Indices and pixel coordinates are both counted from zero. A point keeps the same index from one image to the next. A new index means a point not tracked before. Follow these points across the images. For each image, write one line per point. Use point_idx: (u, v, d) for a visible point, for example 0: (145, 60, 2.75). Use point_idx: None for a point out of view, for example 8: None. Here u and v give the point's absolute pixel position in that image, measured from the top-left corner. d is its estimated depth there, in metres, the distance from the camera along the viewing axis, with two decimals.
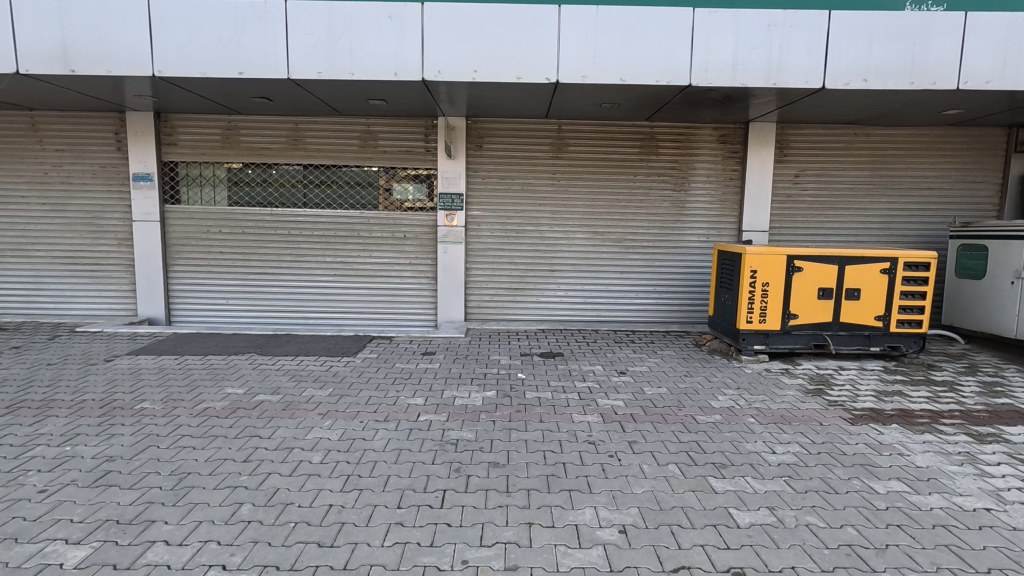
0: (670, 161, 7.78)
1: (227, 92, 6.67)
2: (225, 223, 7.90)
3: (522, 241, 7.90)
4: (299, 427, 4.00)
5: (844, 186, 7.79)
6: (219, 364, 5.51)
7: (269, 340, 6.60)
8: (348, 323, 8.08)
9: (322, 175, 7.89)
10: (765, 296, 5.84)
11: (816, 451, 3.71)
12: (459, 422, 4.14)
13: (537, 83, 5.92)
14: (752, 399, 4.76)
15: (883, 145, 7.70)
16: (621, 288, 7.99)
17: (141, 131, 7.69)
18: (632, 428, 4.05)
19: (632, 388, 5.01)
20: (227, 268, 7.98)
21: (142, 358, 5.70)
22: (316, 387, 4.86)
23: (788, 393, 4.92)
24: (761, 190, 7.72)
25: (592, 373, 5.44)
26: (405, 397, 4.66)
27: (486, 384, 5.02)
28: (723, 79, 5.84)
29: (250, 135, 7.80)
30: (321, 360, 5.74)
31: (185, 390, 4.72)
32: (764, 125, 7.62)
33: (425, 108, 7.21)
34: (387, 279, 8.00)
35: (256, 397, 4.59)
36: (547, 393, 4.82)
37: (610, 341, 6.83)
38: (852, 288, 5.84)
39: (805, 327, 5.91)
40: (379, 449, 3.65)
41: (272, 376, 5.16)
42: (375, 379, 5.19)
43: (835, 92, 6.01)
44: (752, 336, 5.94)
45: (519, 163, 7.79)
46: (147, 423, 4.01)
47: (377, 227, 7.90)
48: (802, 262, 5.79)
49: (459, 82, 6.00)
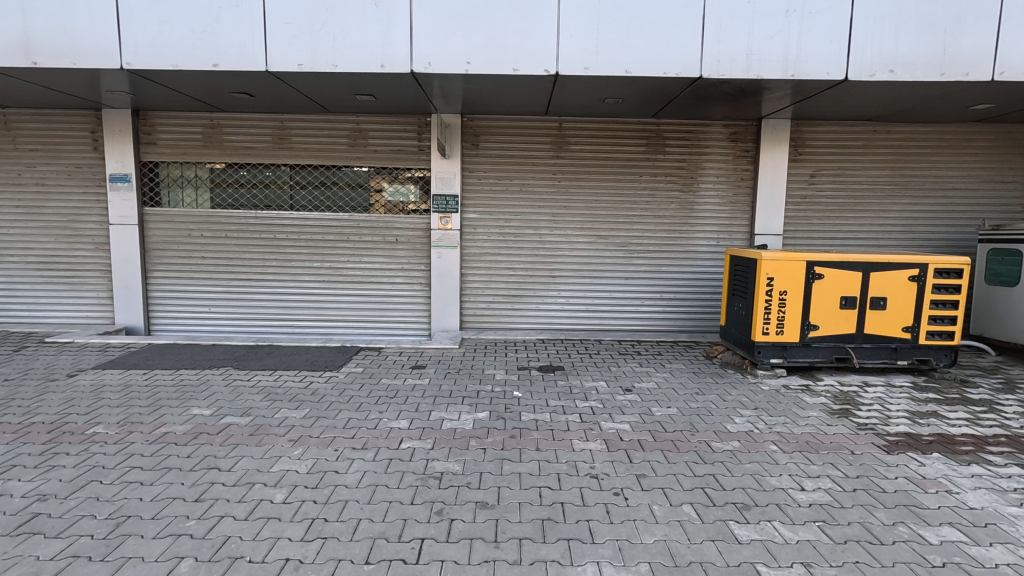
0: (678, 160, 7.33)
1: (206, 87, 6.26)
2: (207, 227, 7.49)
3: (521, 246, 7.46)
4: (265, 456, 3.56)
5: (863, 186, 7.32)
6: (189, 380, 5.07)
7: (248, 353, 6.16)
8: (337, 332, 7.65)
9: (310, 176, 7.48)
10: (783, 306, 5.38)
11: (851, 488, 3.24)
12: (445, 450, 3.69)
13: (535, 75, 5.47)
14: (772, 421, 4.30)
15: (904, 143, 7.24)
16: (626, 295, 7.53)
17: (118, 130, 7.28)
18: (640, 458, 3.59)
19: (639, 408, 4.54)
20: (209, 274, 7.55)
21: (108, 373, 5.26)
22: (290, 408, 4.41)
23: (812, 414, 4.46)
24: (775, 191, 7.25)
25: (595, 391, 4.98)
26: (388, 421, 4.20)
27: (478, 404, 4.56)
28: (737, 71, 5.39)
29: (234, 134, 7.39)
30: (301, 375, 5.30)
31: (146, 412, 4.29)
32: (777, 122, 7.16)
33: (417, 104, 6.77)
34: (378, 285, 7.57)
35: (221, 420, 4.14)
36: (545, 415, 4.36)
37: (614, 353, 6.37)
38: (877, 296, 5.38)
39: (826, 339, 5.45)
40: (351, 486, 3.21)
41: (244, 395, 4.70)
42: (356, 397, 4.74)
43: (858, 84, 5.55)
44: (768, 349, 5.48)
45: (518, 162, 7.35)
46: (94, 453, 3.56)
47: (368, 231, 7.47)
48: (823, 268, 5.33)
49: (452, 76, 5.56)
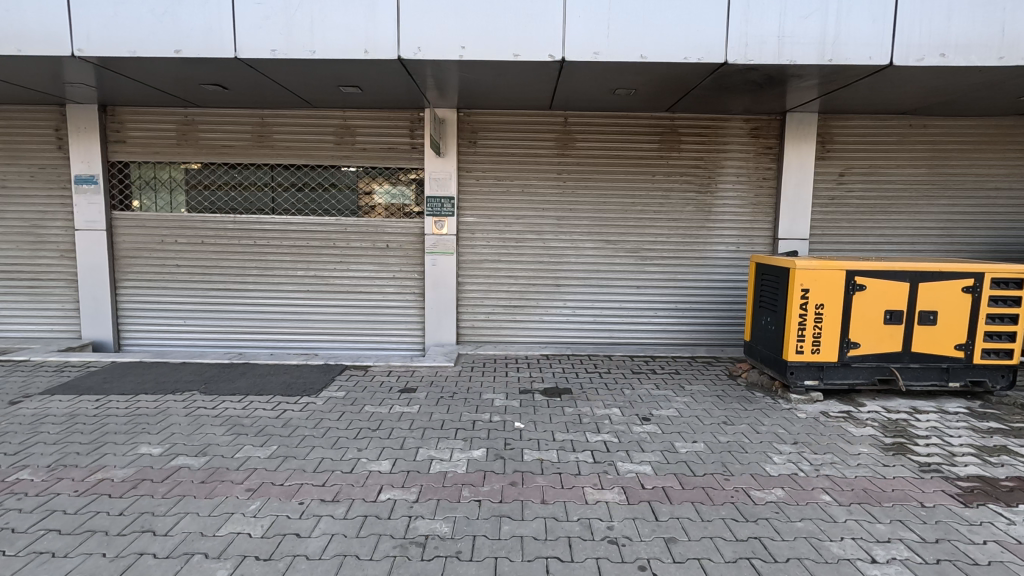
0: (694, 157, 6.71)
1: (173, 78, 5.65)
2: (181, 232, 6.89)
3: (523, 252, 6.85)
4: (213, 514, 2.93)
5: (897, 186, 6.70)
6: (145, 409, 4.45)
7: (219, 373, 5.53)
8: (323, 346, 7.04)
9: (293, 177, 6.88)
10: (820, 321, 4.75)
11: (934, 559, 2.60)
12: (432, 503, 3.07)
13: (539, 61, 4.84)
14: (818, 460, 3.67)
15: (942, 138, 6.62)
16: (637, 306, 6.90)
17: (84, 127, 6.69)
18: (667, 515, 2.96)
19: (660, 444, 3.91)
20: (184, 284, 6.95)
21: (55, 400, 4.63)
22: (255, 446, 3.78)
23: (863, 451, 3.82)
24: (801, 191, 6.64)
25: (608, 420, 4.35)
26: (366, 463, 3.57)
27: (473, 439, 3.93)
28: (767, 56, 4.76)
29: (210, 131, 6.79)
30: (273, 402, 4.67)
31: (84, 452, 3.65)
32: (803, 116, 6.55)
33: (409, 97, 6.17)
34: (368, 295, 6.96)
35: (171, 462, 3.51)
36: (551, 453, 3.73)
37: (627, 373, 5.74)
38: (926, 311, 4.75)
39: (867, 359, 4.82)
40: (313, 557, 2.58)
41: (203, 429, 4.06)
42: (334, 430, 4.11)
43: (902, 72, 4.93)
44: (803, 370, 4.85)
45: (520, 161, 6.73)
46: (6, 510, 2.93)
47: (356, 237, 6.87)
48: (864, 279, 4.71)
49: (445, 63, 4.95)
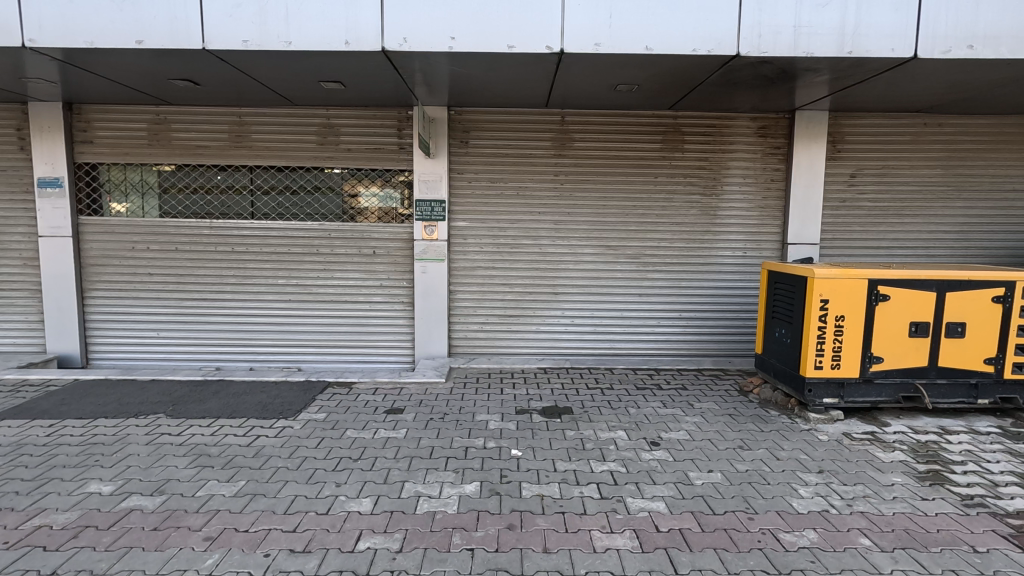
0: (698, 157, 6.35)
1: (139, 73, 5.24)
2: (153, 238, 6.45)
3: (518, 259, 6.46)
4: (162, 571, 2.51)
5: (911, 188, 6.37)
6: (102, 436, 4.02)
7: (190, 393, 5.08)
8: (306, 360, 6.62)
9: (274, 179, 6.46)
10: (840, 334, 4.40)
11: None
12: (418, 555, 2.66)
13: (536, 54, 4.47)
14: (850, 493, 3.30)
15: (958, 138, 6.31)
16: (639, 315, 6.53)
17: (47, 126, 6.24)
18: (689, 566, 2.57)
19: (673, 475, 3.53)
20: (157, 294, 6.51)
21: (4, 426, 4.19)
22: (219, 482, 3.36)
23: (897, 480, 3.46)
24: (811, 194, 6.30)
25: (614, 445, 3.97)
26: (345, 501, 3.16)
27: (465, 472, 3.53)
28: (782, 48, 4.41)
29: (183, 131, 6.36)
30: (246, 426, 4.25)
31: (24, 491, 3.22)
32: (813, 114, 6.21)
33: (396, 93, 5.77)
34: (354, 305, 6.55)
35: (122, 504, 3.09)
36: (552, 488, 3.33)
37: (631, 388, 5.36)
38: (954, 322, 4.41)
39: (891, 375, 4.47)
40: None
41: (164, 461, 3.64)
42: (311, 461, 3.69)
43: (925, 65, 4.59)
44: (822, 387, 4.49)
45: (515, 162, 6.35)
46: None
47: (341, 243, 6.46)
48: (887, 288, 4.36)
49: (433, 55, 4.56)
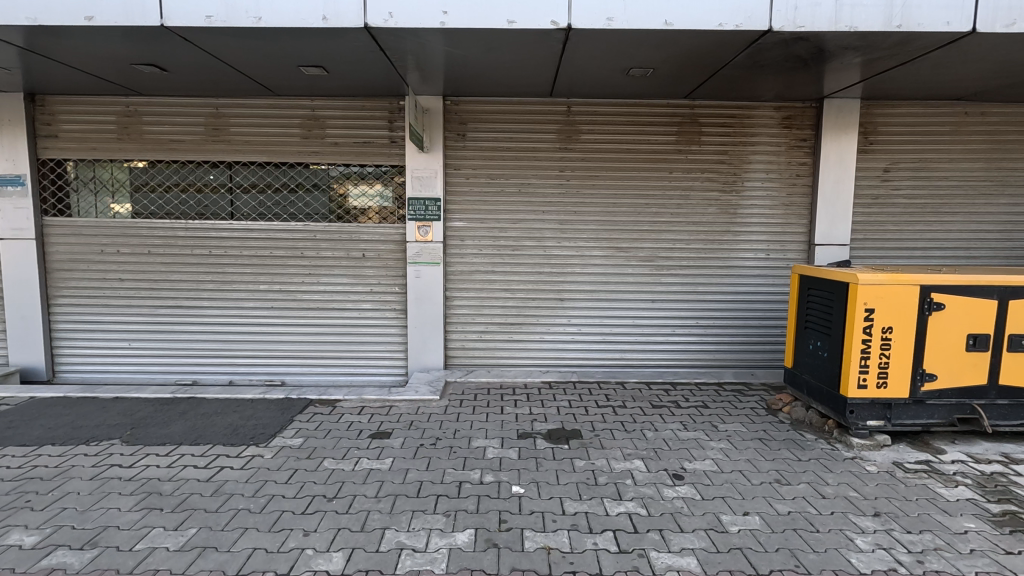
0: (717, 150, 5.81)
1: (98, 59, 4.73)
2: (124, 241, 5.94)
3: (521, 262, 5.93)
4: None
5: (951, 182, 5.81)
6: (40, 469, 3.49)
7: (154, 414, 4.55)
8: (290, 372, 6.11)
9: (255, 176, 5.93)
10: (887, 348, 3.84)
11: None
12: None
13: (540, 30, 3.94)
14: (917, 544, 2.75)
15: (1002, 128, 5.75)
16: (653, 323, 6.00)
17: (8, 119, 5.74)
18: None
19: (703, 519, 2.98)
20: (128, 301, 6.00)
21: None
22: (164, 532, 2.81)
23: (971, 527, 2.91)
24: (841, 189, 5.75)
25: (630, 480, 3.41)
26: (311, 557, 2.62)
27: (458, 517, 2.98)
28: (820, 22, 3.86)
29: (156, 123, 5.85)
30: (208, 456, 3.71)
31: None
32: (843, 102, 5.66)
33: (385, 81, 5.25)
34: (342, 312, 6.02)
35: (42, 563, 2.56)
36: (560, 538, 2.78)
37: (646, 407, 4.82)
38: (1018, 334, 3.85)
39: (945, 394, 3.92)
40: None
41: (106, 502, 3.11)
42: (276, 501, 3.14)
43: (983, 42, 4.04)
44: (866, 408, 3.94)
45: (517, 156, 5.82)
46: None
47: (327, 245, 5.94)
48: (942, 296, 3.81)
49: (424, 33, 4.04)
